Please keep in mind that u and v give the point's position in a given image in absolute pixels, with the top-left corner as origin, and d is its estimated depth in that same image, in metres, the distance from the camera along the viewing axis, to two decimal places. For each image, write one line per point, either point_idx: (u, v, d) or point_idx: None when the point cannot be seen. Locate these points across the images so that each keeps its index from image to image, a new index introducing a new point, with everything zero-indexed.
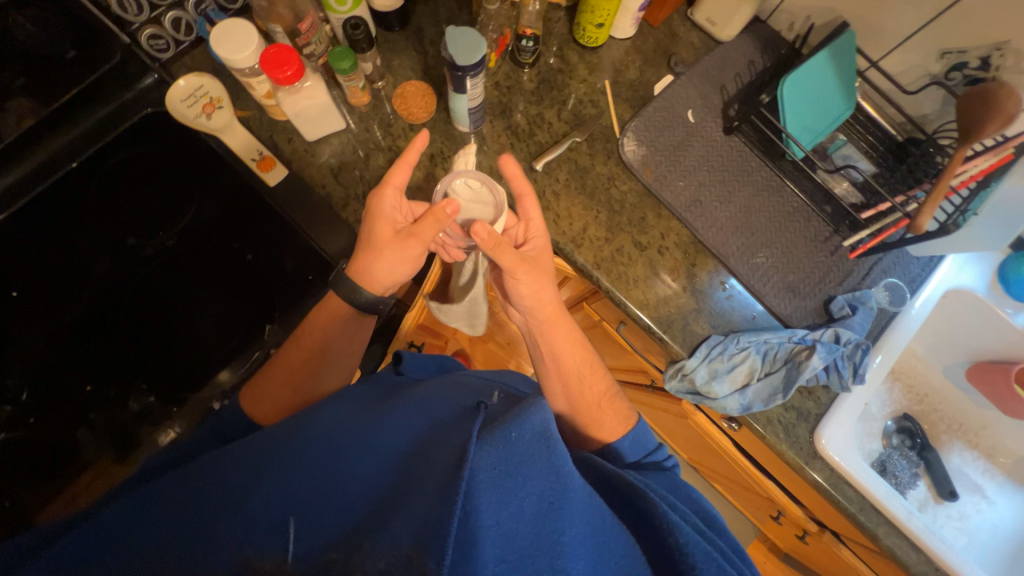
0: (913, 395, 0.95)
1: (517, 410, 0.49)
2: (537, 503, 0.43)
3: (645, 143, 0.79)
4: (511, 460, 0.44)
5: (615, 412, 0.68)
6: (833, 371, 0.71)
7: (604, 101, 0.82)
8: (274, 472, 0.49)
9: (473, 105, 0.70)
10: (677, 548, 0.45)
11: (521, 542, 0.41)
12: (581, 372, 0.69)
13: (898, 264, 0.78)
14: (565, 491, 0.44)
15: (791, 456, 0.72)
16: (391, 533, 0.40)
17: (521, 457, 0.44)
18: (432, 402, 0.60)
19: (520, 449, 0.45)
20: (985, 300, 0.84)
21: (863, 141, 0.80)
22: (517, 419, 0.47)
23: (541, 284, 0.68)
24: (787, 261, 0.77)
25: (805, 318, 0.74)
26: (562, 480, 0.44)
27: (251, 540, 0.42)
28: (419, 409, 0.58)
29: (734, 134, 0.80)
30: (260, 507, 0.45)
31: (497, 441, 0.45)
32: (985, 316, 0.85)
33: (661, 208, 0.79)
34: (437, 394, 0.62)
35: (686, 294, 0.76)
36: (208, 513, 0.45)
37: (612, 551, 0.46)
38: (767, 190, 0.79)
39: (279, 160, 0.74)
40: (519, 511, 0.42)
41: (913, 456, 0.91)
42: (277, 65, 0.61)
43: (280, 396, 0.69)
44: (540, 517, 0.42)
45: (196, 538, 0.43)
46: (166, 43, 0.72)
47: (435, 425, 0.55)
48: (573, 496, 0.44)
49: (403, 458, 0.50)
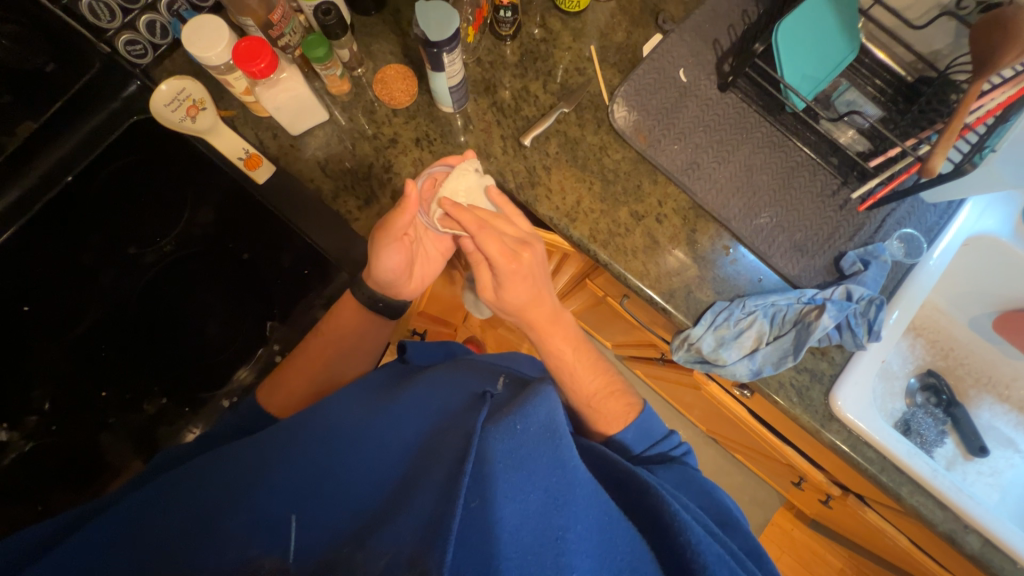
0: (936, 350, 0.91)
1: (524, 401, 0.51)
2: (542, 499, 0.43)
3: (637, 108, 0.76)
4: (517, 454, 0.45)
5: (614, 410, 0.66)
6: (846, 329, 0.68)
7: (591, 68, 0.79)
8: (281, 465, 0.50)
9: (454, 84, 0.68)
10: (688, 547, 0.45)
11: (525, 538, 0.41)
12: (578, 371, 0.68)
13: (914, 213, 0.74)
14: (572, 487, 0.44)
15: (807, 421, 0.70)
16: (392, 534, 0.40)
17: (526, 453, 0.45)
18: (439, 387, 0.60)
19: (527, 444, 0.46)
20: (1010, 245, 0.79)
21: (870, 85, 0.75)
22: (524, 410, 0.49)
23: (529, 286, 0.64)
24: (792, 219, 0.73)
25: (814, 277, 0.71)
26: (569, 475, 0.44)
27: (252, 542, 0.43)
28: (426, 396, 0.58)
29: (730, 90, 0.76)
30: (265, 501, 0.46)
31: (502, 435, 0.47)
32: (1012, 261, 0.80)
33: (657, 174, 0.76)
34: (446, 380, 0.62)
35: (688, 261, 0.74)
36: (208, 512, 0.45)
37: (618, 547, 0.45)
38: (769, 146, 0.75)
39: (265, 157, 0.74)
40: (523, 506, 0.42)
41: (938, 413, 0.88)
42: (250, 57, 0.60)
43: (288, 392, 0.70)
44: (545, 513, 0.42)
45: (196, 537, 0.43)
46: (143, 48, 0.71)
47: (442, 416, 0.55)
48: (579, 491, 0.44)
49: (410, 454, 0.50)
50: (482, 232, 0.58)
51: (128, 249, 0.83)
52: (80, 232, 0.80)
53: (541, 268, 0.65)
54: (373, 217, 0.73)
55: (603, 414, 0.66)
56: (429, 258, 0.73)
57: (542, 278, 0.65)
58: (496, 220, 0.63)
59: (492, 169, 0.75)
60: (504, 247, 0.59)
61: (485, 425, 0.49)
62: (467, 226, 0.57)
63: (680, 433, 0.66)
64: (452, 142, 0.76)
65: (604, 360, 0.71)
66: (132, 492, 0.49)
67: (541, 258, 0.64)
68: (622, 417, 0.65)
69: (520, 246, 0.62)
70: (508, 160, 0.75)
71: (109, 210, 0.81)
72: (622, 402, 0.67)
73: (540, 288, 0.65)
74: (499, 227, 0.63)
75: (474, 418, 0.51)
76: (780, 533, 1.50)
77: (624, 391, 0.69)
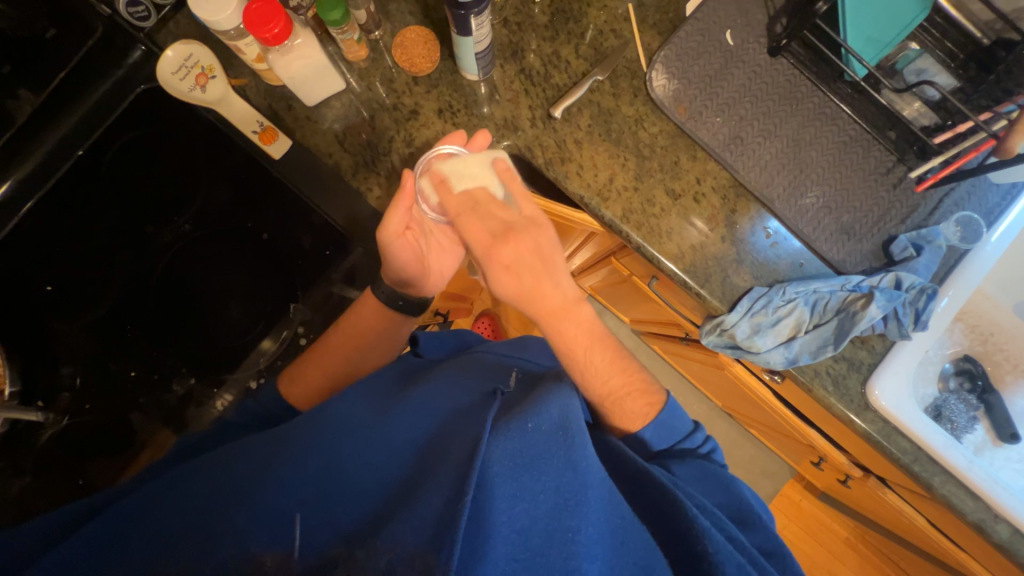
0: (976, 335, 0.88)
1: (535, 401, 0.51)
2: (552, 499, 0.42)
3: (677, 76, 0.70)
4: (527, 454, 0.44)
5: (633, 410, 0.63)
6: (892, 319, 0.65)
7: (627, 30, 0.72)
8: (295, 458, 0.50)
9: (481, 49, 0.63)
10: (705, 556, 0.45)
11: (534, 539, 0.40)
12: (593, 369, 0.64)
13: (973, 194, 0.69)
14: (583, 488, 0.43)
15: (841, 410, 0.68)
16: (399, 531, 0.40)
17: (534, 453, 0.44)
18: (449, 386, 0.60)
19: (539, 443, 0.45)
20: None
21: (939, 50, 0.68)
22: (536, 410, 0.48)
23: (530, 274, 0.61)
24: (839, 200, 0.69)
25: (860, 263, 0.68)
26: (580, 477, 0.44)
27: (254, 536, 0.42)
28: (439, 393, 0.58)
29: (782, 55, 0.69)
30: (274, 499, 0.45)
31: (511, 435, 0.46)
32: None
33: (696, 149, 0.71)
34: (458, 378, 0.61)
35: (725, 243, 0.70)
36: (228, 505, 0.45)
37: (631, 551, 0.43)
38: (819, 119, 0.69)
39: (281, 130, 0.70)
40: (532, 506, 0.41)
41: (971, 400, 0.86)
42: (262, 22, 0.55)
43: (314, 376, 0.69)
44: (556, 514, 0.41)
45: (217, 529, 0.43)
46: (145, 10, 0.66)
47: (453, 412, 0.54)
48: (591, 492, 0.43)
49: (417, 451, 0.50)
50: (462, 219, 0.61)
51: (145, 228, 0.81)
52: (97, 209, 0.78)
53: (541, 252, 0.61)
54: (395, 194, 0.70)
55: (619, 413, 0.64)
56: (444, 249, 0.72)
57: (544, 264, 0.61)
58: (494, 202, 0.62)
59: (520, 143, 0.71)
60: (484, 235, 0.60)
61: (495, 423, 0.48)
62: (450, 211, 0.62)
63: (705, 429, 0.65)
64: (476, 114, 0.71)
65: (629, 355, 0.67)
66: (166, 479, 0.50)
67: (535, 241, 0.61)
68: (643, 414, 0.63)
69: (506, 231, 0.60)
70: (536, 133, 0.71)
71: (124, 184, 0.79)
72: (643, 402, 0.63)
73: (541, 275, 0.61)
74: (491, 209, 0.62)
75: (485, 415, 0.50)
76: (789, 504, 1.53)
77: (647, 385, 0.65)
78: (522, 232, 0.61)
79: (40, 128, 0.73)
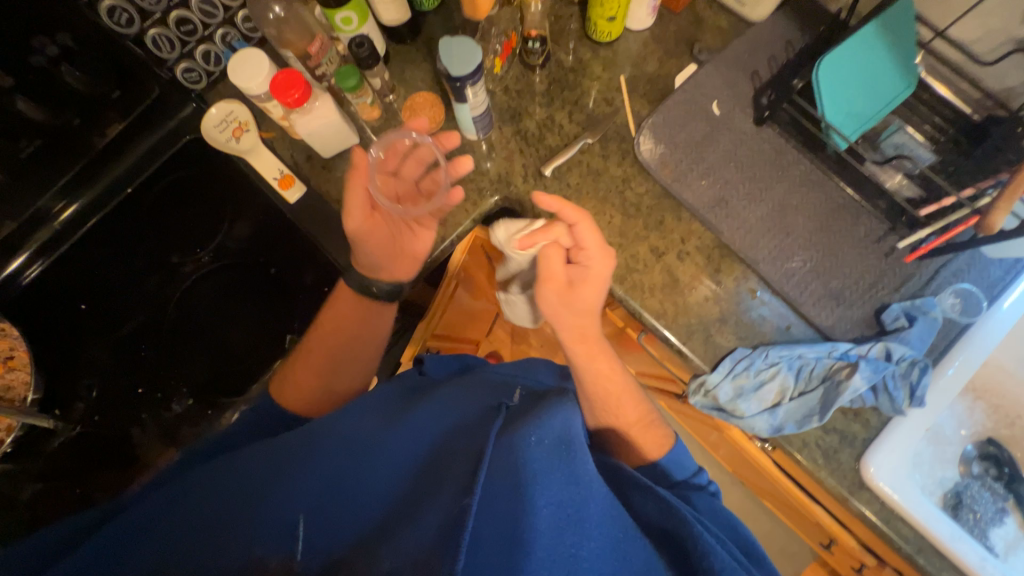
0: (1001, 417, 0.82)
1: (540, 412, 0.49)
2: (555, 515, 0.40)
3: (664, 141, 0.74)
4: (533, 466, 0.43)
5: (648, 441, 0.62)
6: (883, 393, 0.62)
7: (619, 99, 0.77)
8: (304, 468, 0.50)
9: (478, 114, 0.69)
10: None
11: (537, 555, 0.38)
12: (611, 400, 0.63)
13: (974, 266, 0.67)
14: (585, 502, 0.42)
15: (832, 486, 0.64)
16: (399, 547, 0.39)
17: (538, 467, 0.43)
18: (458, 398, 0.58)
19: (542, 457, 0.44)
20: None
21: (927, 125, 0.68)
22: (539, 423, 0.47)
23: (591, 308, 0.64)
24: (828, 265, 0.68)
25: (850, 330, 0.66)
26: (582, 490, 0.42)
27: (256, 544, 0.43)
28: (445, 407, 0.57)
29: (767, 125, 0.72)
30: (278, 509, 0.46)
31: (515, 448, 0.44)
32: None
33: (682, 210, 0.73)
34: (464, 390, 0.60)
35: (709, 302, 0.70)
36: (227, 516, 0.46)
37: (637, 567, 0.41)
38: (806, 185, 0.71)
39: (298, 178, 0.78)
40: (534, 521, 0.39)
41: (998, 488, 0.79)
42: (285, 88, 0.64)
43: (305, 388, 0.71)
44: (559, 530, 0.39)
45: (213, 541, 0.44)
46: (198, 75, 0.79)
47: (459, 425, 0.53)
48: (595, 507, 0.42)
49: (422, 464, 0.50)
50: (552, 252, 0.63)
51: (172, 257, 0.92)
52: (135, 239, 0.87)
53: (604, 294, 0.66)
54: None
55: (637, 445, 0.62)
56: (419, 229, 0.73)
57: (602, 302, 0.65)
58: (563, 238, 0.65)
59: (512, 197, 0.76)
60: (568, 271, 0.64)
61: (500, 435, 0.47)
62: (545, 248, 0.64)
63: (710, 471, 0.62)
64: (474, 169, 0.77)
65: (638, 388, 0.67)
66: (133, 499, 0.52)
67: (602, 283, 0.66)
68: (658, 443, 0.62)
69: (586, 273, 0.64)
70: (528, 189, 0.75)
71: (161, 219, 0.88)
72: (653, 435, 0.63)
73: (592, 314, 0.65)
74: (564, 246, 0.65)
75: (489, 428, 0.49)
76: None
77: (658, 423, 0.64)
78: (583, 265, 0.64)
79: (96, 171, 0.80)
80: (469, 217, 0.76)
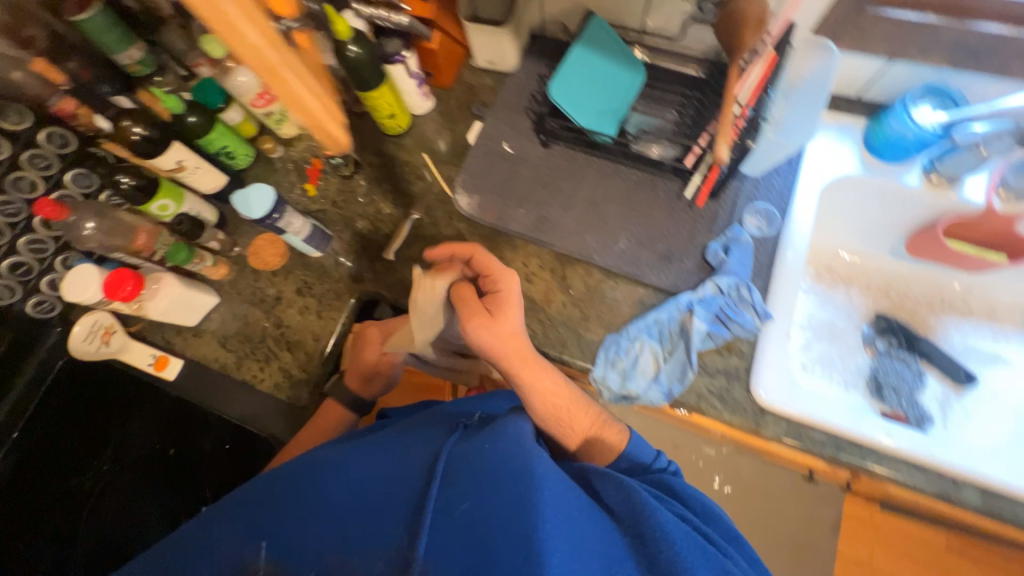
0: (877, 292, 0.89)
1: (494, 431, 0.56)
2: (508, 495, 0.48)
3: (476, 191, 0.82)
4: (482, 474, 0.50)
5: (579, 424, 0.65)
6: (730, 321, 0.68)
7: (429, 172, 0.87)
8: (263, 532, 0.51)
9: (304, 235, 0.78)
10: (658, 528, 0.49)
11: (480, 533, 0.46)
12: (561, 411, 0.64)
13: (760, 185, 0.76)
14: (534, 480, 0.49)
15: (739, 423, 0.67)
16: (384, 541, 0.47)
17: (491, 459, 0.51)
18: (406, 441, 0.59)
19: (494, 459, 0.51)
20: (872, 182, 0.77)
21: (670, 92, 0.77)
22: (493, 434, 0.55)
23: (504, 332, 0.63)
24: (648, 232, 0.76)
25: (689, 281, 0.73)
26: (529, 477, 0.49)
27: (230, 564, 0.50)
28: (394, 446, 0.58)
29: (552, 143, 0.82)
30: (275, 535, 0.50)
31: (474, 446, 0.54)
32: (879, 195, 0.78)
33: (515, 239, 0.80)
34: (414, 427, 0.63)
35: (570, 305, 0.75)
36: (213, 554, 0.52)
37: (590, 537, 0.47)
38: (606, 176, 0.80)
39: (172, 354, 0.81)
40: (484, 508, 0.47)
41: (903, 353, 0.83)
42: (117, 286, 0.71)
43: None
44: (511, 497, 0.48)
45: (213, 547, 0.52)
46: (50, 303, 0.80)
47: (408, 461, 0.55)
48: (547, 480, 0.50)
49: (391, 479, 0.53)
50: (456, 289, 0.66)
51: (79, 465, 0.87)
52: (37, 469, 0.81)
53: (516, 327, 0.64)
54: (274, 373, 0.79)
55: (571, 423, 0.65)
56: None
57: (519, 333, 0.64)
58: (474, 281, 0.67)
59: (369, 289, 0.82)
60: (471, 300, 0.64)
61: (450, 456, 0.53)
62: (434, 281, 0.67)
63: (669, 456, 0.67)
64: (329, 278, 0.83)
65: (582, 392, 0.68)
66: None
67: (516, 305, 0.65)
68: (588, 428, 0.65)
69: (494, 305, 0.64)
70: (380, 277, 0.82)
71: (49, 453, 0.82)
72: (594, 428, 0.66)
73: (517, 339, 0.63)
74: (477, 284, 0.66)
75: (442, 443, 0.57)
76: (865, 528, 1.29)
77: (613, 422, 0.68)
78: (492, 291, 0.66)
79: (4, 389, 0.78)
80: (339, 323, 0.81)
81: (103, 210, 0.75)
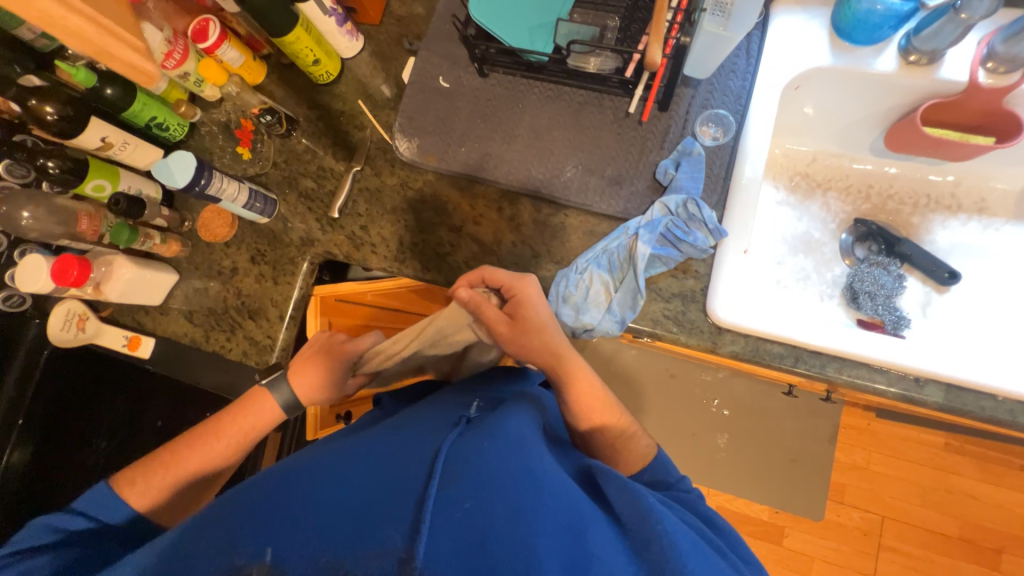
0: (855, 195, 0.82)
1: (498, 420, 0.48)
2: (516, 483, 0.41)
3: (415, 135, 0.77)
4: (488, 461, 0.42)
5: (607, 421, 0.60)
6: (679, 242, 0.65)
7: (367, 120, 0.82)
8: (224, 531, 0.41)
9: (243, 202, 0.77)
10: (659, 535, 0.41)
11: (487, 533, 0.37)
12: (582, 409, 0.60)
13: (715, 90, 0.70)
14: (539, 482, 0.42)
15: (696, 345, 0.66)
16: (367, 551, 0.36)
17: (493, 452, 0.43)
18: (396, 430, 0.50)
19: (500, 455, 0.43)
20: (842, 70, 0.69)
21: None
22: (499, 424, 0.47)
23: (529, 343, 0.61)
24: (597, 157, 0.71)
25: (641, 204, 0.69)
26: (537, 473, 0.42)
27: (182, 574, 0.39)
28: (383, 437, 0.49)
29: (489, 72, 0.75)
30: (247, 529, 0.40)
31: (478, 433, 0.46)
32: (850, 82, 0.70)
33: (460, 180, 0.76)
34: (406, 416, 0.54)
35: (521, 243, 0.72)
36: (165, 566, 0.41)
37: (598, 544, 0.40)
38: (550, 100, 0.74)
39: (144, 333, 0.84)
40: (489, 507, 0.38)
41: (884, 259, 0.77)
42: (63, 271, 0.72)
43: None
44: (518, 493, 0.40)
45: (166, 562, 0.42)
46: (19, 297, 0.81)
47: (401, 450, 0.46)
48: (549, 475, 0.43)
49: (383, 474, 0.43)
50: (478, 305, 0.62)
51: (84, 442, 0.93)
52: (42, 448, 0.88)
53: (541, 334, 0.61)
54: (242, 341, 0.81)
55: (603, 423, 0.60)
56: None
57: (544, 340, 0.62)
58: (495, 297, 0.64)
59: (321, 249, 0.80)
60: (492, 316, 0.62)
61: (454, 446, 0.45)
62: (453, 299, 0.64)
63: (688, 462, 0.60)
64: (281, 243, 0.82)
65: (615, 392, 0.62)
66: None
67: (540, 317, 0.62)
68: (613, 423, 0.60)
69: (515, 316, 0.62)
70: (331, 236, 0.80)
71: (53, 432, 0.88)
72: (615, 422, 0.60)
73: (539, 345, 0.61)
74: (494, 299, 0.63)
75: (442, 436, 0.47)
76: (857, 433, 1.32)
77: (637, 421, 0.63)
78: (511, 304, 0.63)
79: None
80: (298, 288, 0.81)
81: (38, 198, 0.73)
